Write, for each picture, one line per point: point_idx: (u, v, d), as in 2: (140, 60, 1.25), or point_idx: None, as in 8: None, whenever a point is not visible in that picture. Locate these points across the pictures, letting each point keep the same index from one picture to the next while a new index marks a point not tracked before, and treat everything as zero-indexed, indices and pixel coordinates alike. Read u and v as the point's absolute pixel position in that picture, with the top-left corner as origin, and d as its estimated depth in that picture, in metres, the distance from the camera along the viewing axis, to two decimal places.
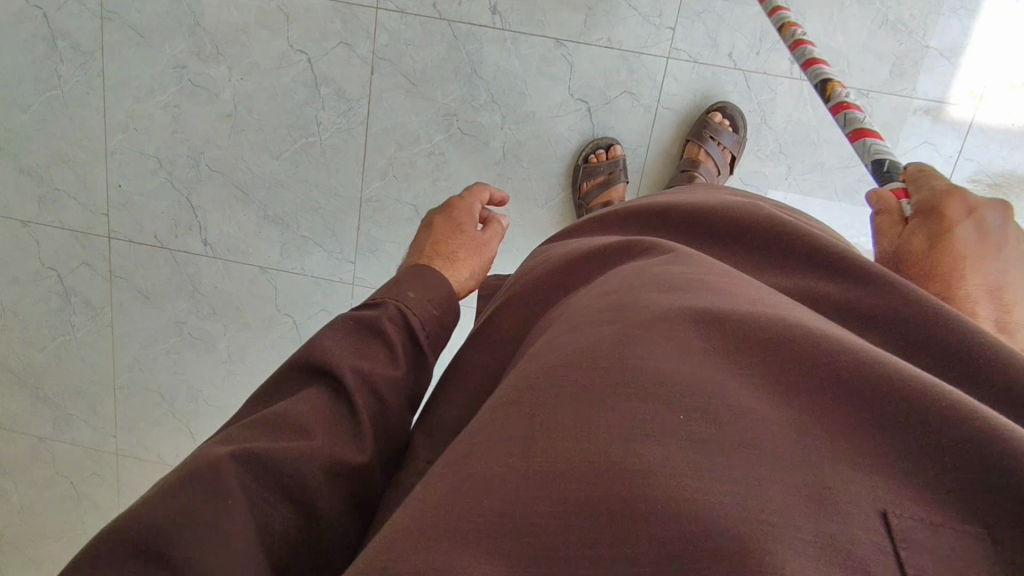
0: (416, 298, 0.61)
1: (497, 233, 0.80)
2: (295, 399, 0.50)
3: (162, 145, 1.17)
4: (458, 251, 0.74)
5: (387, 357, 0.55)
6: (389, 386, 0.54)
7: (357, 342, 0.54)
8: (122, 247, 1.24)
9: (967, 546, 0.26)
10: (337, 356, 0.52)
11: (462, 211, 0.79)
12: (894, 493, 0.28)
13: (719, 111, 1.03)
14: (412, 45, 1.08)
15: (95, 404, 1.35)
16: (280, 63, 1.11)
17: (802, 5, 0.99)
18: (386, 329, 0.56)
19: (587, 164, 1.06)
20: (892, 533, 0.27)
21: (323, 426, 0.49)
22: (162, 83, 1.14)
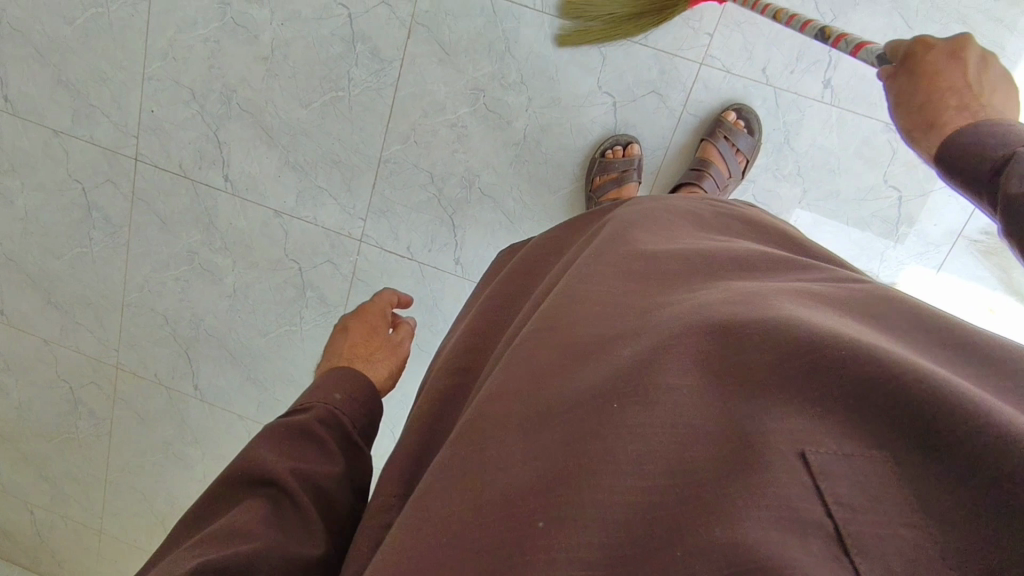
0: (342, 397, 0.71)
1: (408, 332, 0.94)
2: (237, 513, 0.59)
3: (197, 78, 1.20)
4: (374, 354, 0.86)
5: (319, 454, 0.65)
6: (328, 479, 0.64)
7: (291, 447, 0.64)
8: (146, 171, 1.28)
9: (878, 470, 0.33)
10: (273, 462, 0.62)
11: (375, 317, 0.94)
12: (825, 435, 0.35)
13: (735, 112, 1.03)
14: (452, 15, 1.08)
15: (102, 317, 1.41)
16: (321, 13, 1.12)
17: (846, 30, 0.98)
18: (316, 430, 0.66)
19: (603, 159, 1.07)
20: (812, 468, 0.34)
21: (269, 528, 0.58)
22: (205, 16, 1.16)
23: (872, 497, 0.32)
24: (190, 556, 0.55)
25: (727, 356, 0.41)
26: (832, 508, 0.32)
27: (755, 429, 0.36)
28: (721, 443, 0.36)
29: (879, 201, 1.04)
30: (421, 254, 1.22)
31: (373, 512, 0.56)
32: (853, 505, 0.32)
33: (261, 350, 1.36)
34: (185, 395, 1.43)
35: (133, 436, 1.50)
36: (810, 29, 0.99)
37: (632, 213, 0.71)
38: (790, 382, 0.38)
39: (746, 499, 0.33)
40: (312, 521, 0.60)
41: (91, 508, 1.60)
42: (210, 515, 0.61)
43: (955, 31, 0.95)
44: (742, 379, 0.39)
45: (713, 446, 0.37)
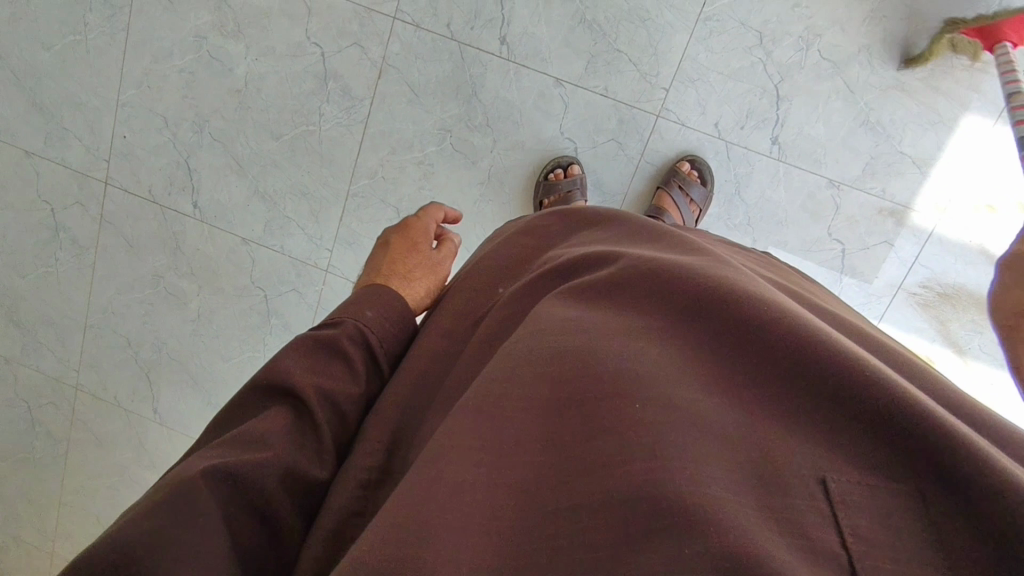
0: (374, 314, 0.60)
1: (450, 251, 0.82)
2: (257, 421, 0.50)
3: (170, 107, 1.22)
4: (413, 272, 0.75)
5: (345, 372, 0.56)
6: (348, 401, 0.54)
7: (316, 360, 0.54)
8: (116, 195, 1.29)
9: (898, 504, 0.31)
10: (297, 375, 0.52)
11: (418, 230, 0.82)
12: (850, 465, 0.33)
13: (689, 162, 1.08)
14: (422, 58, 1.12)
15: (64, 336, 1.41)
16: (295, 51, 1.16)
17: (791, 90, 1.03)
18: (345, 347, 0.56)
19: (547, 181, 1.10)
20: (831, 496, 0.32)
21: (282, 446, 0.49)
22: (182, 48, 1.19)
23: (891, 534, 0.31)
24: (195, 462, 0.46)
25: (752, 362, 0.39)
26: (848, 539, 0.31)
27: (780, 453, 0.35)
28: (743, 463, 0.35)
29: (823, 253, 1.09)
30: None
31: (363, 453, 0.51)
32: (869, 538, 0.31)
33: (223, 375, 1.36)
34: (145, 418, 1.43)
35: (90, 457, 1.49)
36: (758, 88, 1.04)
37: (632, 213, 0.69)
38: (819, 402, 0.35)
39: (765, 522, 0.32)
40: (326, 445, 0.51)
41: (43, 530, 1.58)
42: (223, 422, 0.52)
43: (894, 96, 1.01)
44: (769, 396, 0.37)
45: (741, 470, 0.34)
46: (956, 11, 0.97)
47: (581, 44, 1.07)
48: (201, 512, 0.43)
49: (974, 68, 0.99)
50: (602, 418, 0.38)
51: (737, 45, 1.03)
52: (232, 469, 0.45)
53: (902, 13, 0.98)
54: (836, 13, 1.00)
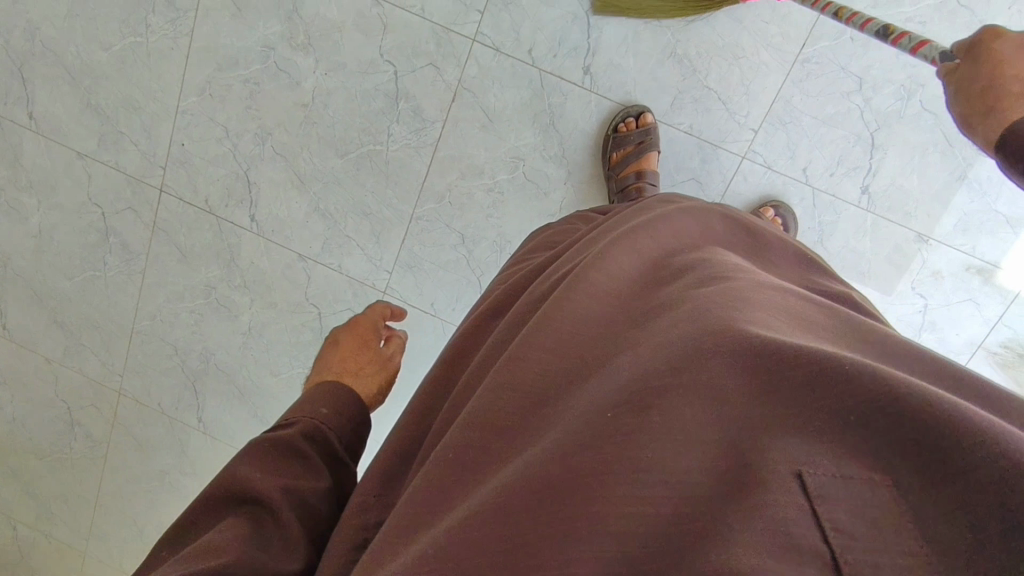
0: (331, 411, 0.64)
1: (398, 346, 0.86)
2: (215, 533, 0.52)
3: (232, 117, 1.18)
4: (365, 367, 0.78)
5: (303, 470, 0.58)
6: (313, 494, 0.57)
7: (276, 462, 0.57)
8: (170, 203, 1.26)
9: (876, 492, 0.31)
10: (256, 479, 0.55)
11: (364, 331, 0.87)
12: (826, 453, 0.33)
13: (773, 208, 1.04)
14: (500, 83, 1.08)
15: (109, 341, 1.38)
16: (367, 68, 1.11)
17: (888, 140, 1.00)
18: (301, 445, 0.60)
19: (617, 133, 1.03)
20: (808, 491, 0.32)
21: (248, 548, 0.51)
22: (247, 57, 1.14)
23: (873, 526, 0.30)
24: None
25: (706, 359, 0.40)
26: (831, 534, 0.30)
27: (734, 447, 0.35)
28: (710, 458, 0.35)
29: (902, 306, 1.07)
30: (444, 312, 1.22)
31: (351, 516, 0.53)
32: (851, 531, 0.30)
33: (272, 389, 1.35)
34: (188, 425, 1.42)
35: (130, 460, 1.48)
36: (852, 135, 1.01)
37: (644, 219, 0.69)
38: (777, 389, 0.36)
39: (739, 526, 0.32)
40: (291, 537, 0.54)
41: (76, 529, 1.57)
42: (185, 538, 0.54)
43: None
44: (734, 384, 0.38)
45: (708, 468, 0.35)
46: None
47: (668, 79, 1.04)
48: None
49: None
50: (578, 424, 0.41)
51: (835, 90, 0.99)
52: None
53: None
54: None
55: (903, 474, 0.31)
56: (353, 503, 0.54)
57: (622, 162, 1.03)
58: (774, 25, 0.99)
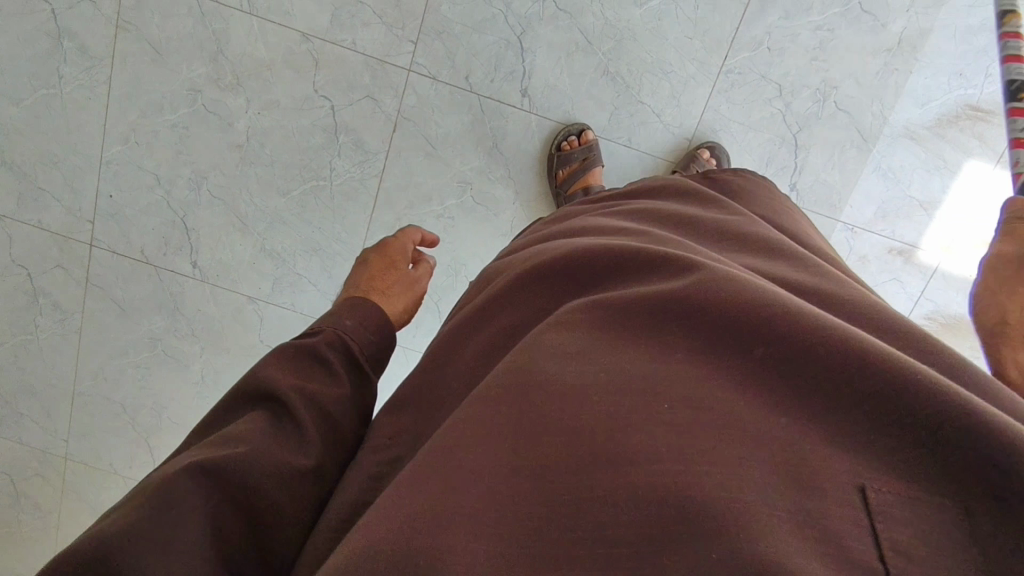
0: (354, 322, 0.60)
1: (427, 270, 0.82)
2: (235, 424, 0.49)
3: (163, 164, 1.14)
4: (392, 287, 0.75)
5: (328, 377, 0.55)
6: (334, 401, 0.53)
7: (299, 366, 0.54)
8: (102, 257, 1.20)
9: (941, 515, 0.28)
10: (279, 380, 0.51)
11: (395, 250, 0.82)
12: (893, 471, 0.30)
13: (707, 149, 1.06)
14: (439, 110, 1.09)
15: (49, 405, 1.31)
16: (302, 105, 1.10)
17: (810, 140, 1.07)
18: (325, 352, 0.55)
19: (561, 151, 1.06)
20: (870, 506, 0.30)
21: (262, 440, 0.47)
22: (173, 102, 1.10)
23: (936, 547, 0.28)
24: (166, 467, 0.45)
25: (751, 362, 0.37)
26: (885, 549, 0.28)
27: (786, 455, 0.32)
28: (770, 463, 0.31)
29: None
30: (404, 339, 1.22)
31: (376, 451, 0.49)
32: (911, 553, 0.28)
33: None
34: None
35: (85, 526, 1.41)
36: (777, 138, 1.07)
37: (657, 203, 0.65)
38: (845, 394, 0.33)
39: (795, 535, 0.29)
40: (310, 439, 0.49)
41: None
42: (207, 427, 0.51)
43: (904, 144, 1.07)
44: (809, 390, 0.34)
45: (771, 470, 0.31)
46: (961, 65, 1.03)
47: (604, 96, 1.08)
48: (175, 513, 0.41)
49: (977, 117, 1.05)
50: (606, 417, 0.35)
51: (757, 97, 1.05)
52: (210, 467, 0.44)
53: (913, 66, 1.03)
54: (852, 65, 1.04)
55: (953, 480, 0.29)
56: (374, 440, 0.50)
57: (568, 180, 1.06)
58: (698, 40, 1.04)
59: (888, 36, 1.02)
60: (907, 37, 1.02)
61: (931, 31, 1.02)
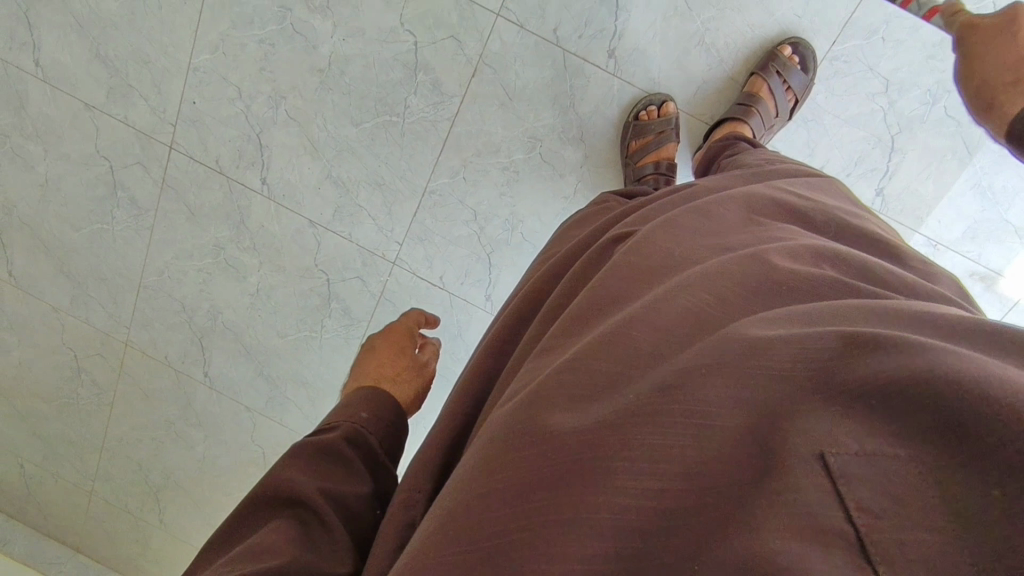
0: (369, 415, 0.67)
1: (433, 351, 0.89)
2: (262, 535, 0.54)
3: (246, 78, 1.16)
4: (401, 373, 0.81)
5: (344, 473, 0.60)
6: (354, 495, 0.59)
7: (319, 464, 0.60)
8: (180, 161, 1.24)
9: (904, 466, 0.28)
10: (296, 481, 0.57)
11: (400, 336, 0.89)
12: (846, 431, 0.31)
13: (790, 45, 0.97)
14: (522, 61, 1.06)
15: (117, 293, 1.39)
16: (386, 36, 1.09)
17: (908, 143, 0.99)
18: (342, 448, 0.62)
19: (637, 121, 1.03)
20: (830, 471, 0.30)
21: (289, 546, 0.52)
22: (263, 17, 1.11)
23: (899, 498, 0.28)
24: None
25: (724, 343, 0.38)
26: (854, 514, 0.28)
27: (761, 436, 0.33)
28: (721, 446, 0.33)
29: None
30: (452, 285, 1.22)
31: (398, 509, 0.54)
32: (878, 511, 0.28)
33: (277, 350, 1.37)
34: (194, 380, 1.44)
35: (136, 409, 1.51)
36: (873, 137, 1.00)
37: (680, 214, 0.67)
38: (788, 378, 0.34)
39: (763, 519, 0.30)
40: (337, 535, 0.55)
41: (85, 469, 1.64)
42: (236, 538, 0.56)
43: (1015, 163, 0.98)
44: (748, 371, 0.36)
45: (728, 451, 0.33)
46: None
47: (694, 69, 1.03)
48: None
49: None
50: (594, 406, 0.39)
51: (859, 90, 0.98)
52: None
53: None
54: None
55: (917, 433, 0.29)
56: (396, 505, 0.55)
57: (642, 151, 1.03)
58: (806, 20, 0.97)
59: None
60: None
61: None
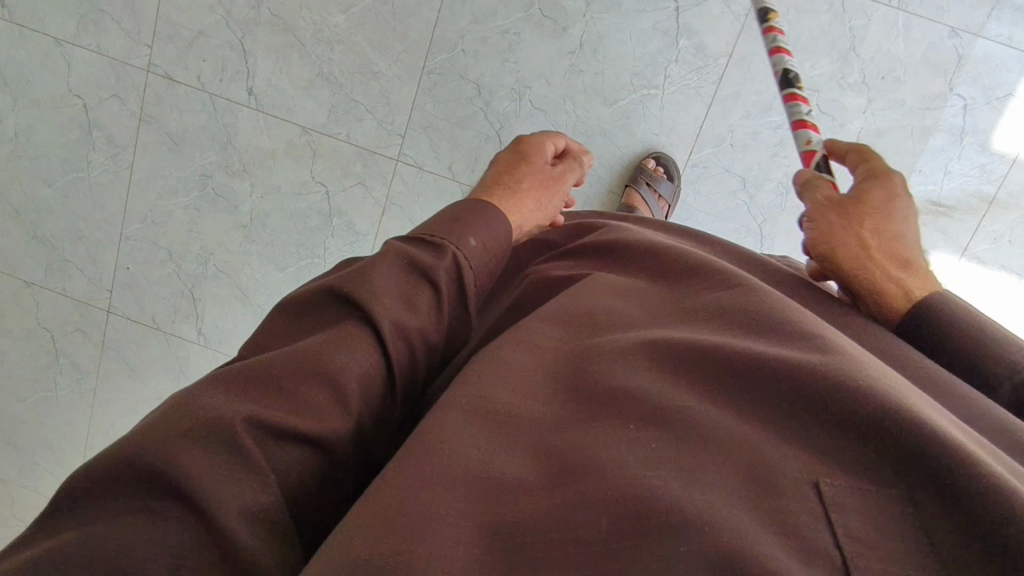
0: (477, 245, 0.55)
1: (572, 171, 0.75)
2: (334, 345, 0.45)
3: (175, 240, 1.25)
4: (525, 188, 0.68)
5: (429, 307, 0.51)
6: (425, 344, 0.50)
7: (406, 289, 0.50)
8: (118, 323, 1.30)
9: (894, 510, 0.29)
10: (383, 304, 0.47)
11: (533, 146, 0.74)
12: (845, 467, 0.31)
13: (654, 159, 1.10)
14: (424, 196, 1.17)
15: (63, 457, 1.40)
16: (300, 189, 1.20)
17: (774, 230, 1.11)
18: (438, 279, 0.51)
19: None
20: (825, 497, 0.29)
21: (355, 387, 0.44)
22: (186, 186, 1.22)
23: (885, 534, 0.28)
24: (233, 390, 0.41)
25: (726, 363, 0.37)
26: (841, 538, 0.28)
27: (759, 459, 0.32)
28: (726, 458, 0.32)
29: None
30: None
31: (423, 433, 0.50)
32: (863, 539, 0.28)
33: None
34: None
35: None
36: (743, 228, 1.11)
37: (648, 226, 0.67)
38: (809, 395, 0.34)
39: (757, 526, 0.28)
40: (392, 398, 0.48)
41: None
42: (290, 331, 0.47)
43: None
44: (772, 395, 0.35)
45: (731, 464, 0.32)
46: (920, 163, 1.03)
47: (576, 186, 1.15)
48: (244, 456, 0.38)
49: (939, 213, 1.04)
50: (592, 418, 0.37)
51: (721, 189, 1.11)
52: (289, 419, 0.41)
53: None
54: None
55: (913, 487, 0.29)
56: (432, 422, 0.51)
57: None
58: (664, 136, 1.10)
59: (845, 135, 1.05)
60: (865, 136, 1.04)
61: (888, 132, 1.03)
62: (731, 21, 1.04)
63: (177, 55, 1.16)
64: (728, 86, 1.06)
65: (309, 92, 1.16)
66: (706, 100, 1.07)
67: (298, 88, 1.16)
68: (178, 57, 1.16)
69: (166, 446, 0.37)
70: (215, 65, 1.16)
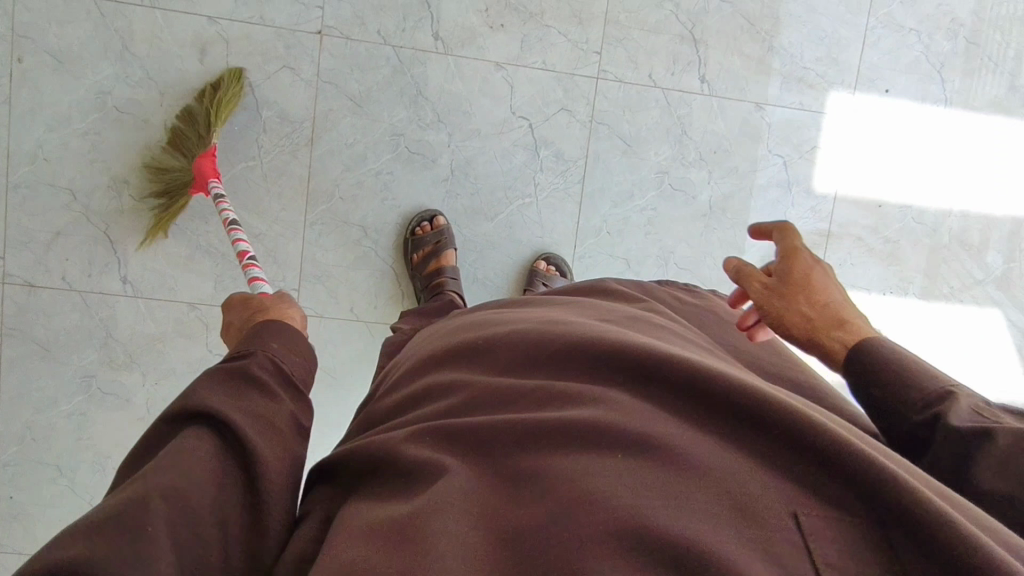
0: (279, 346, 0.63)
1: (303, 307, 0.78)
2: (185, 445, 0.51)
3: (63, 453, 1.13)
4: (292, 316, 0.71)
5: (261, 397, 0.57)
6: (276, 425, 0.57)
7: (235, 390, 0.56)
8: (6, 563, 1.14)
9: (856, 536, 0.39)
10: (215, 401, 0.54)
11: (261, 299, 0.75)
12: (814, 506, 0.40)
13: (545, 260, 1.16)
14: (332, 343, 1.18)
15: None
16: (198, 366, 1.15)
17: None
18: (256, 373, 0.59)
19: (414, 237, 1.12)
20: (801, 530, 0.39)
21: (210, 470, 0.50)
22: (67, 391, 1.13)
23: (845, 553, 0.38)
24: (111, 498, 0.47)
25: (713, 423, 0.46)
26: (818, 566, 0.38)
27: (754, 488, 0.41)
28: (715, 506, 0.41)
29: None
30: None
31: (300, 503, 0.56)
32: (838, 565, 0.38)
33: None
34: None
35: None
36: None
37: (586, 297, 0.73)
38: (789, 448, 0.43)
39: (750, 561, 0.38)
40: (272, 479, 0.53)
41: None
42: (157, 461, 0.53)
43: None
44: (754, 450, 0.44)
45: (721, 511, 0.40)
46: (766, 215, 1.19)
47: (479, 299, 1.20)
48: (122, 534, 0.44)
49: None
50: (602, 471, 0.44)
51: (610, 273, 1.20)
52: (172, 492, 0.47)
53: (727, 223, 1.19)
54: (681, 233, 1.18)
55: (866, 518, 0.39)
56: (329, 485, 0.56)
57: (423, 261, 1.11)
58: (547, 236, 1.18)
59: (700, 204, 1.18)
60: (715, 202, 1.18)
61: (734, 195, 1.18)
62: (579, 127, 1.15)
63: (34, 259, 1.10)
64: (591, 183, 1.17)
65: (189, 267, 1.13)
66: (576, 199, 1.17)
67: (177, 266, 1.13)
68: (36, 261, 1.10)
69: (80, 538, 0.43)
70: (81, 261, 1.11)
